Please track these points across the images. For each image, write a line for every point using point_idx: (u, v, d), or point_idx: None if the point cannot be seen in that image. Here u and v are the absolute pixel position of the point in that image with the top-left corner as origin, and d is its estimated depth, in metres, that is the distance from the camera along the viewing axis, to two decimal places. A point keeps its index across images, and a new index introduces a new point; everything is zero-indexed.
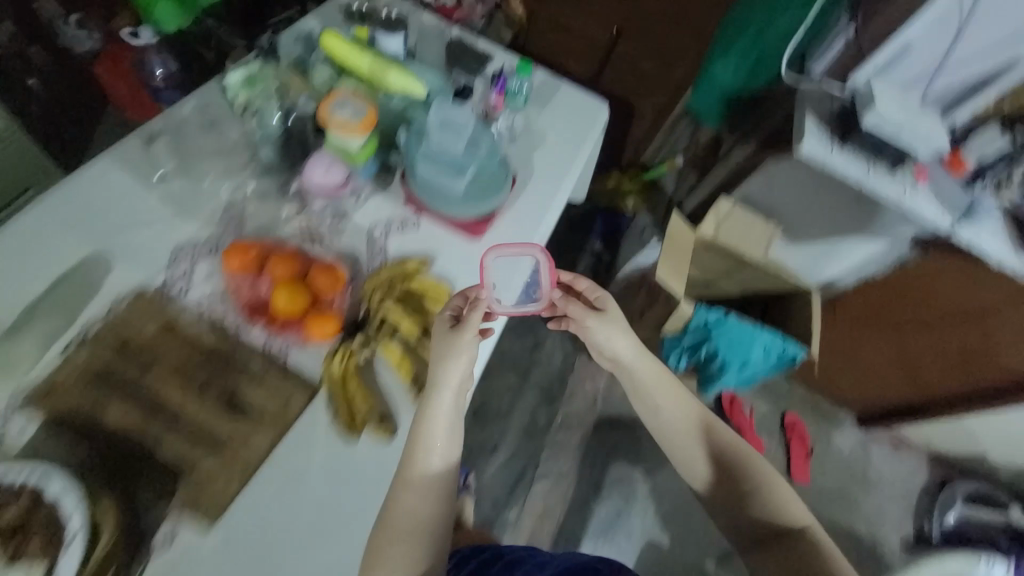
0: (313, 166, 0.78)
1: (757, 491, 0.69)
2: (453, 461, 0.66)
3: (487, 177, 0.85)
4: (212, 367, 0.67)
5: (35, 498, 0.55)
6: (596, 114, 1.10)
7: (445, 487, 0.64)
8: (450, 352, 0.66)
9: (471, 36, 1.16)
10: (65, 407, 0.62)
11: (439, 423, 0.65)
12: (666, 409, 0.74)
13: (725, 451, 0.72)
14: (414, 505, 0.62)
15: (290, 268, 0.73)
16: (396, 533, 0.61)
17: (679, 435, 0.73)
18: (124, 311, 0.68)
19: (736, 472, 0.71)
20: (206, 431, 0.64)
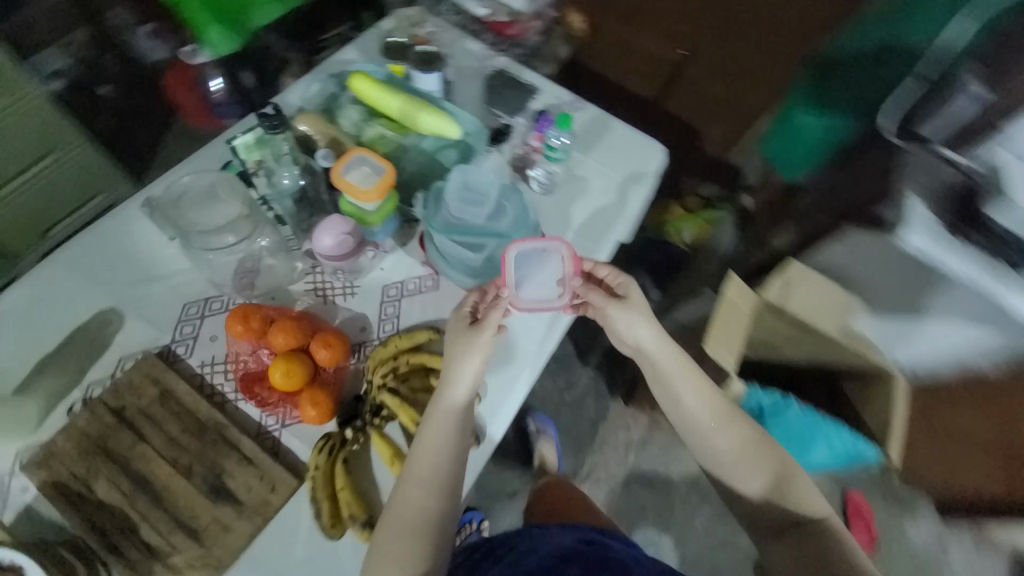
0: (321, 235, 0.72)
1: (777, 475, 0.60)
2: (461, 455, 0.61)
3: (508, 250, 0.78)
4: (207, 441, 0.65)
5: None
6: (645, 165, 1.01)
7: (450, 485, 0.60)
8: (465, 350, 0.62)
9: (514, 63, 1.09)
10: (56, 473, 0.61)
11: (443, 421, 0.62)
12: (688, 394, 0.63)
13: (747, 434, 0.62)
14: (415, 501, 0.58)
15: (292, 343, 0.70)
16: (393, 531, 0.57)
17: (701, 412, 0.62)
18: (127, 373, 0.67)
19: (758, 455, 0.61)
20: (190, 508, 0.61)
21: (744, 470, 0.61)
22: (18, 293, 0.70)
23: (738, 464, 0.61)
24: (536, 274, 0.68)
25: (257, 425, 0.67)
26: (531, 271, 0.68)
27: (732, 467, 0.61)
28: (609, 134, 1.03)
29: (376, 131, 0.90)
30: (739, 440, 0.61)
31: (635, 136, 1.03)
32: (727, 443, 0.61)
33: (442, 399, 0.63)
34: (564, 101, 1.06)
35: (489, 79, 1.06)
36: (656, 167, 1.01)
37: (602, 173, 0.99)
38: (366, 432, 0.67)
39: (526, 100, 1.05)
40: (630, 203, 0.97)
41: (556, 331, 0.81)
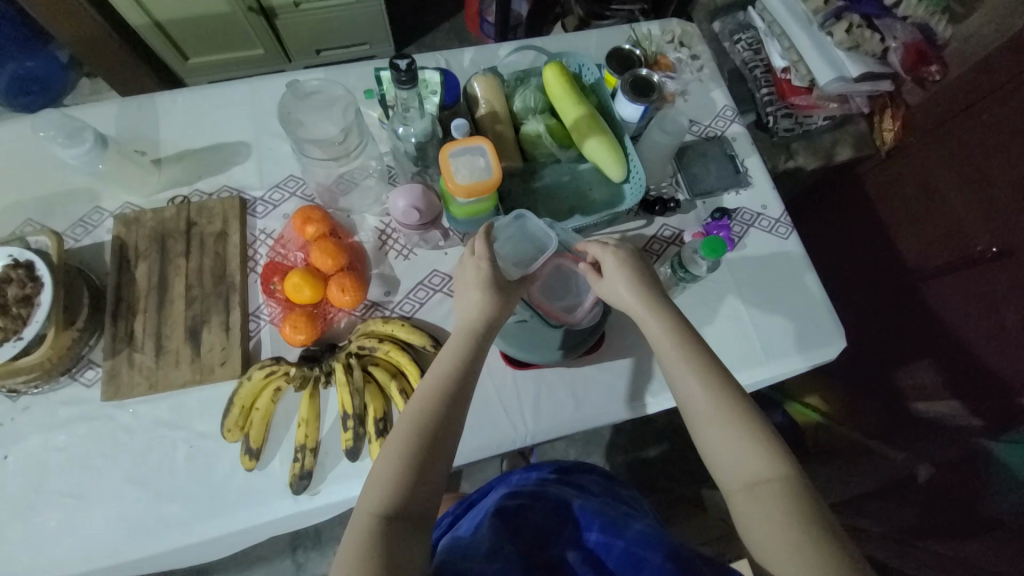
0: (396, 198, 0.72)
1: (736, 428, 0.55)
2: (476, 364, 0.60)
3: (535, 329, 0.70)
4: (218, 291, 0.73)
5: (29, 278, 0.65)
6: (797, 349, 0.78)
7: (452, 400, 0.56)
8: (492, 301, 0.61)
9: (744, 143, 0.90)
10: (127, 237, 0.75)
11: (459, 338, 0.61)
12: (666, 342, 0.61)
13: (712, 380, 0.57)
14: (423, 402, 0.56)
15: (320, 265, 0.71)
16: (400, 430, 0.55)
17: (675, 356, 0.59)
18: (214, 201, 0.77)
19: (722, 407, 0.56)
20: (173, 329, 0.71)
21: (710, 418, 0.56)
22: (206, 94, 0.85)
23: (706, 416, 0.57)
24: (567, 290, 0.70)
25: (255, 306, 0.74)
26: (558, 290, 0.70)
27: (701, 414, 0.57)
28: (785, 284, 0.81)
29: (536, 127, 0.82)
30: (705, 384, 0.57)
31: (814, 307, 0.80)
32: (696, 395, 0.57)
33: (469, 318, 0.61)
34: (765, 216, 0.85)
35: (701, 141, 0.89)
36: (808, 357, 0.78)
37: (739, 318, 0.79)
38: (305, 381, 0.68)
39: (725, 187, 0.86)
40: (738, 372, 0.77)
41: (546, 432, 0.73)
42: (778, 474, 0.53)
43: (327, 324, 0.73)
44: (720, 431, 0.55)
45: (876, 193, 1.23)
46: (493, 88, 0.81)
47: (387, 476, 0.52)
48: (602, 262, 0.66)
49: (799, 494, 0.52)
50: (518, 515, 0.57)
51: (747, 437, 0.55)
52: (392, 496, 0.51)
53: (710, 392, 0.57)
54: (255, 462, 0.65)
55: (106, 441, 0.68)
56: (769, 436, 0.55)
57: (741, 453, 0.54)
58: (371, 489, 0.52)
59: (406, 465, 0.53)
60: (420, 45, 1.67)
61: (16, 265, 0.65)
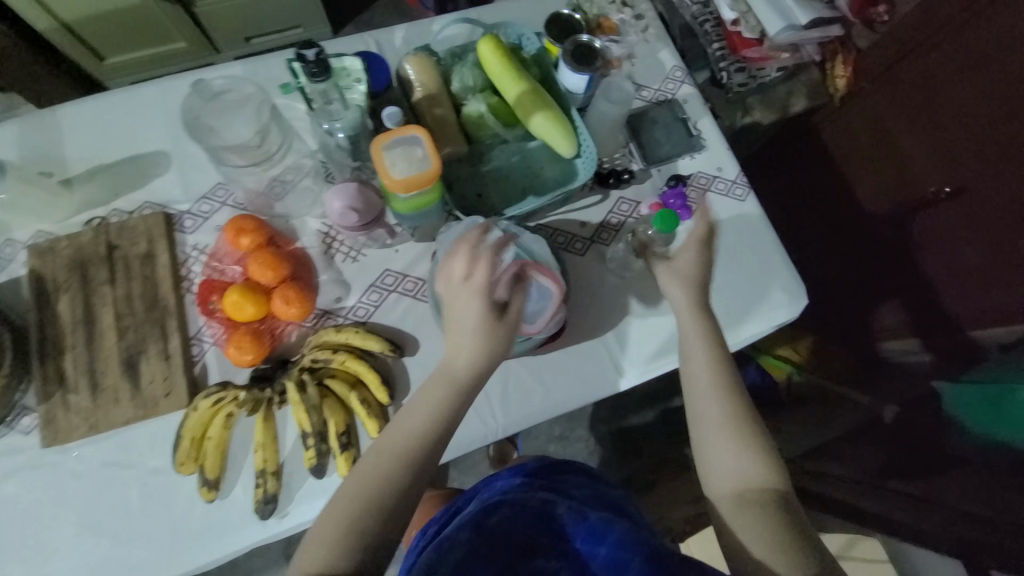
0: (328, 200, 0.68)
1: (741, 439, 0.57)
2: (460, 409, 0.58)
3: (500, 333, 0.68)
4: (152, 318, 0.68)
5: None
6: (762, 313, 0.78)
7: (432, 450, 0.55)
8: (492, 334, 0.57)
9: (696, 104, 0.87)
10: (46, 269, 0.69)
11: (449, 377, 0.57)
12: (692, 347, 0.62)
13: (729, 392, 0.59)
14: (412, 440, 0.55)
15: (259, 279, 0.68)
16: (353, 483, 0.54)
17: (700, 360, 0.61)
18: (135, 219, 0.71)
19: (734, 418, 0.58)
20: (107, 364, 0.66)
21: (721, 420, 0.58)
22: (111, 101, 0.77)
23: (717, 421, 0.58)
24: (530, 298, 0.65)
25: (195, 330, 0.69)
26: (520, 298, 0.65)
27: (713, 417, 0.58)
28: (746, 247, 0.80)
29: (477, 107, 0.77)
30: (722, 391, 0.59)
31: (776, 270, 0.79)
32: (708, 402, 0.59)
33: (453, 370, 0.58)
34: (722, 178, 0.84)
35: (652, 106, 0.86)
36: (770, 320, 0.78)
37: None
38: (257, 404, 0.64)
39: (680, 153, 0.84)
40: None
41: (518, 424, 0.71)
42: (771, 485, 0.55)
43: (278, 337, 0.69)
44: (726, 437, 0.57)
45: (832, 142, 1.23)
46: (426, 70, 0.76)
47: (335, 533, 0.50)
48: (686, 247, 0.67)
49: (784, 504, 0.54)
50: (497, 539, 0.55)
51: (749, 449, 0.56)
52: (353, 533, 0.50)
53: (725, 398, 0.59)
54: (215, 493, 0.62)
55: (52, 489, 0.64)
56: (770, 452, 0.57)
57: (738, 460, 0.56)
58: (310, 547, 0.50)
59: (374, 505, 0.52)
60: (358, 24, 1.58)
61: None
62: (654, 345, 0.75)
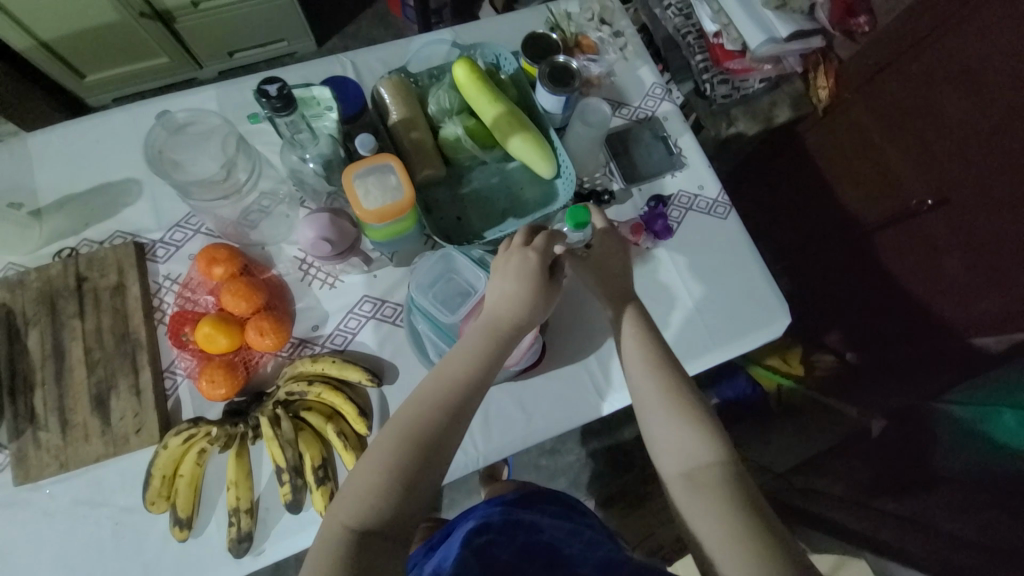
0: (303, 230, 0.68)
1: (689, 426, 0.56)
2: (496, 362, 0.57)
3: None
4: (122, 353, 0.66)
5: None
6: (746, 333, 0.77)
7: (460, 409, 0.54)
8: (538, 294, 0.58)
9: (676, 121, 0.87)
10: (14, 303, 0.68)
11: (480, 333, 0.57)
12: (625, 334, 0.62)
13: (663, 369, 0.59)
14: (437, 397, 0.54)
15: (231, 309, 0.67)
16: (394, 427, 0.52)
17: (630, 340, 0.62)
18: (105, 250, 0.70)
19: (669, 394, 0.58)
20: (75, 401, 0.64)
21: (656, 401, 0.58)
22: (80, 129, 0.75)
23: (652, 399, 0.59)
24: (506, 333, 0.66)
25: (168, 362, 0.68)
26: None
27: (649, 399, 0.59)
28: (728, 265, 0.80)
29: (454, 130, 0.76)
30: (654, 369, 0.59)
31: (758, 289, 0.79)
32: (648, 389, 0.59)
33: (496, 317, 0.58)
34: (703, 196, 0.83)
35: (632, 125, 0.85)
36: (753, 340, 0.78)
37: (686, 308, 0.78)
38: (230, 440, 0.63)
39: (660, 171, 0.83)
40: (688, 362, 0.76)
41: (499, 452, 0.70)
42: (717, 458, 0.55)
43: (254, 367, 0.68)
44: (665, 417, 0.57)
45: (817, 151, 1.23)
46: (401, 93, 0.75)
47: (376, 484, 0.50)
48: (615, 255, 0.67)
49: (730, 475, 0.54)
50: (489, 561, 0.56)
51: (688, 424, 0.56)
52: (371, 506, 0.49)
53: (659, 380, 0.59)
54: (187, 532, 0.61)
55: (19, 532, 0.62)
56: (713, 424, 0.57)
57: (681, 437, 0.56)
58: (347, 497, 0.50)
59: (397, 472, 0.50)
60: (343, 36, 1.57)
61: None
62: None
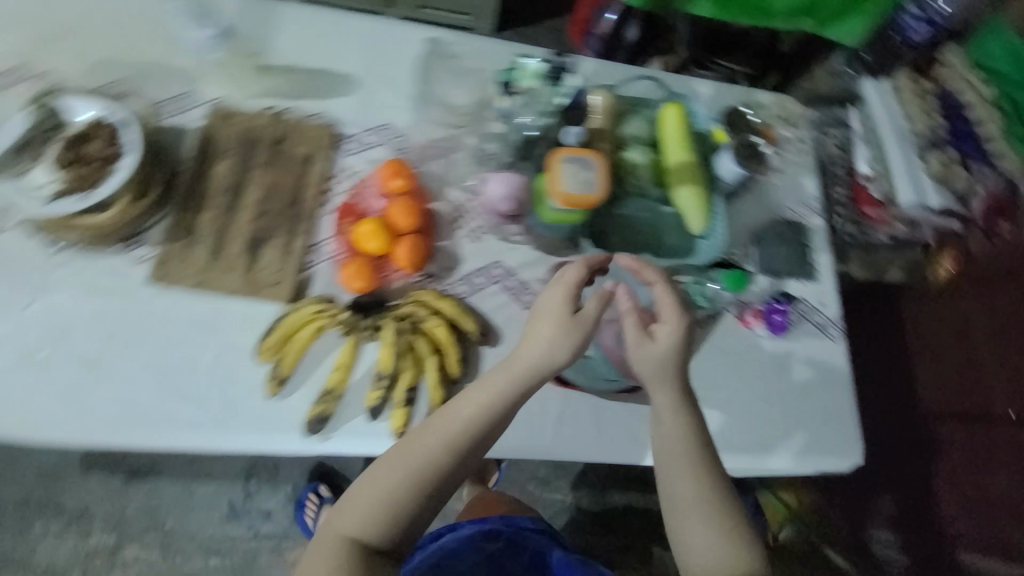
0: (493, 182, 0.76)
1: (721, 536, 0.58)
2: (505, 415, 0.58)
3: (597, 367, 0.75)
4: (285, 214, 0.72)
5: (109, 159, 0.63)
6: (813, 454, 0.80)
7: (464, 452, 0.56)
8: (565, 350, 0.59)
9: (822, 237, 0.91)
10: (216, 132, 0.74)
11: (495, 385, 0.58)
12: (667, 424, 0.61)
13: (702, 475, 0.60)
14: (444, 437, 0.56)
15: (395, 220, 0.72)
16: (399, 457, 0.55)
17: (669, 437, 0.61)
18: (309, 124, 0.77)
19: (707, 500, 0.59)
20: (231, 235, 0.70)
21: (694, 505, 0.59)
22: (329, 15, 0.83)
23: (683, 504, 0.60)
24: None
25: (317, 240, 0.72)
26: None
27: (683, 502, 0.60)
28: (822, 385, 0.83)
29: (636, 157, 0.83)
30: (694, 474, 0.60)
31: (840, 420, 0.82)
32: (685, 492, 0.60)
33: (516, 372, 0.58)
34: (822, 312, 0.87)
35: (784, 223, 0.89)
36: (817, 462, 0.80)
37: (770, 404, 0.81)
38: (351, 328, 0.68)
39: (793, 273, 0.87)
40: (752, 454, 0.79)
41: (557, 452, 0.73)
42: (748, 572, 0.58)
43: (386, 279, 0.72)
44: (695, 523, 0.59)
45: (908, 323, 1.29)
46: (607, 105, 0.81)
47: (373, 509, 0.53)
48: (663, 326, 0.62)
49: None
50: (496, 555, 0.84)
51: (721, 531, 0.59)
52: (369, 524, 0.53)
53: (700, 487, 0.60)
54: (279, 390, 0.65)
55: (130, 324, 0.66)
56: (746, 536, 0.59)
57: (710, 544, 0.58)
58: (348, 511, 0.53)
59: (394, 500, 0.54)
60: (518, 34, 1.68)
61: (97, 141, 0.63)
62: None
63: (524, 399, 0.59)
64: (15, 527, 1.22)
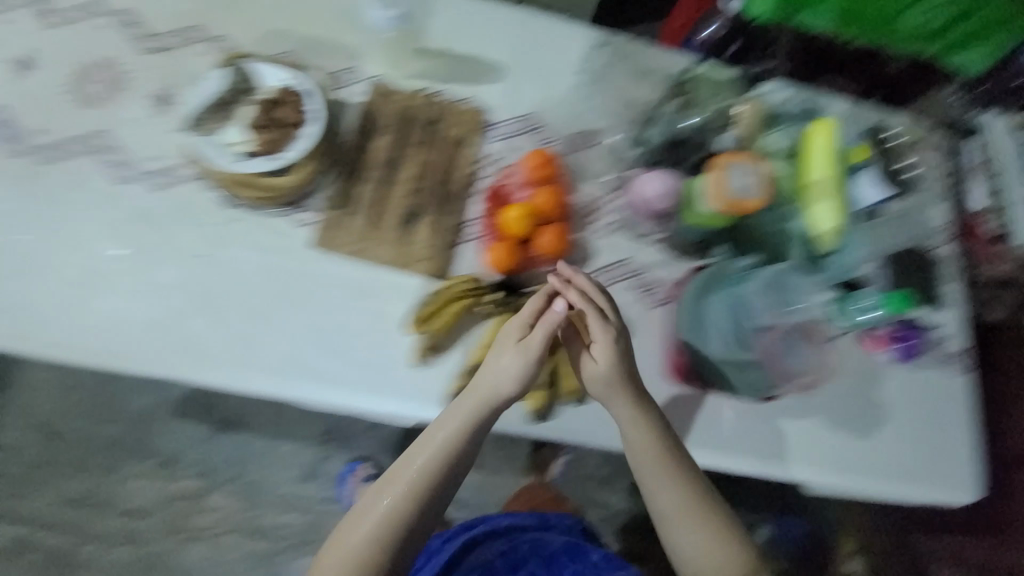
0: (648, 179, 0.77)
1: (697, 529, 0.67)
2: (479, 433, 0.65)
3: (742, 371, 0.75)
4: (438, 194, 0.75)
5: (295, 124, 0.67)
6: (931, 485, 0.79)
7: (449, 470, 0.64)
8: (517, 371, 0.65)
9: (950, 267, 0.89)
10: (375, 108, 0.77)
11: (466, 409, 0.64)
12: (642, 441, 0.67)
13: (680, 485, 0.67)
14: (427, 459, 0.64)
15: (540, 209, 0.74)
16: (393, 483, 0.63)
17: (645, 452, 0.67)
18: (459, 108, 0.79)
19: (687, 507, 0.67)
20: (386, 208, 0.73)
21: (676, 514, 0.67)
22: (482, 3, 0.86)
23: (671, 513, 0.67)
24: (794, 354, 0.76)
25: (463, 220, 0.75)
26: (790, 351, 0.76)
27: (670, 512, 0.67)
28: (943, 417, 0.81)
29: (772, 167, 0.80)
30: (672, 485, 0.67)
31: (958, 454, 0.80)
32: (667, 502, 0.67)
33: (486, 394, 0.65)
34: (947, 344, 0.85)
35: (913, 249, 0.87)
36: (933, 494, 0.79)
37: (891, 431, 0.79)
38: (495, 308, 0.71)
39: (920, 301, 0.85)
40: (870, 478, 0.77)
41: None
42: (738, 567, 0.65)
43: (527, 266, 0.74)
44: (682, 529, 0.67)
45: None
46: (751, 114, 0.80)
47: (374, 529, 0.61)
48: (599, 347, 0.67)
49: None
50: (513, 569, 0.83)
51: (707, 533, 0.66)
52: (376, 544, 0.61)
53: (680, 498, 0.67)
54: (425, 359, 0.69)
55: (291, 283, 0.70)
56: (729, 535, 0.67)
57: (702, 544, 0.66)
58: (352, 535, 0.62)
59: (392, 521, 0.62)
60: None
61: (285, 107, 0.67)
62: (823, 457, 0.77)
63: (494, 414, 0.65)
64: (107, 464, 1.28)
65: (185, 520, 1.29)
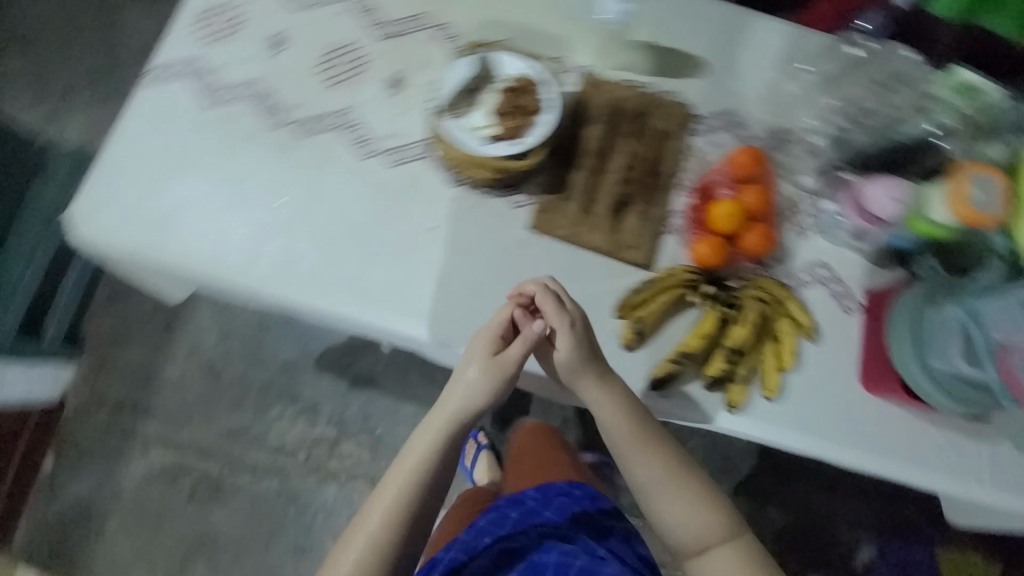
0: (877, 184, 0.74)
1: (679, 498, 0.66)
2: (466, 424, 0.67)
3: (964, 392, 0.68)
4: (647, 183, 0.78)
5: (532, 111, 0.73)
6: None
7: (442, 463, 0.65)
8: (490, 371, 0.66)
9: None
10: (588, 97, 0.80)
11: (446, 409, 0.66)
12: (609, 419, 0.67)
13: (660, 457, 0.67)
14: (416, 457, 0.65)
15: (749, 207, 0.75)
16: (388, 484, 0.65)
17: (615, 425, 0.67)
18: (667, 101, 0.81)
19: (671, 479, 0.67)
20: (598, 194, 0.77)
21: (657, 487, 0.67)
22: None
23: (652, 489, 0.67)
24: None
25: (670, 213, 0.78)
26: None
27: (650, 485, 0.67)
28: None
29: None
30: (653, 460, 0.67)
31: None
32: (650, 475, 0.67)
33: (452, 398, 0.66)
34: None
35: None
36: None
37: None
38: (704, 301, 0.74)
39: None
40: None
41: (865, 460, 0.73)
42: (727, 534, 0.66)
43: (729, 261, 0.76)
44: (668, 503, 0.67)
45: None
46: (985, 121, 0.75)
47: (382, 526, 0.63)
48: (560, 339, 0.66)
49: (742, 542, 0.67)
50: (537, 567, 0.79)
51: (696, 503, 0.66)
52: (384, 542, 0.63)
53: (659, 470, 0.67)
54: (632, 343, 0.73)
55: (508, 259, 0.75)
56: (717, 497, 0.68)
57: (691, 512, 0.66)
58: (355, 540, 0.63)
59: (395, 522, 0.63)
60: None
61: (524, 95, 0.73)
62: None
63: (481, 407, 0.66)
64: (258, 404, 1.42)
65: (321, 461, 1.41)
